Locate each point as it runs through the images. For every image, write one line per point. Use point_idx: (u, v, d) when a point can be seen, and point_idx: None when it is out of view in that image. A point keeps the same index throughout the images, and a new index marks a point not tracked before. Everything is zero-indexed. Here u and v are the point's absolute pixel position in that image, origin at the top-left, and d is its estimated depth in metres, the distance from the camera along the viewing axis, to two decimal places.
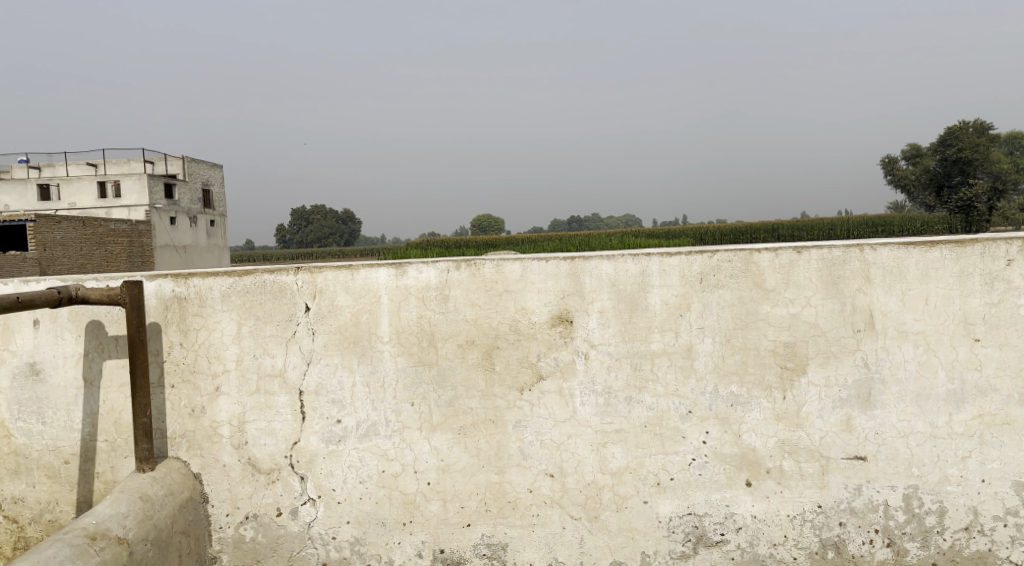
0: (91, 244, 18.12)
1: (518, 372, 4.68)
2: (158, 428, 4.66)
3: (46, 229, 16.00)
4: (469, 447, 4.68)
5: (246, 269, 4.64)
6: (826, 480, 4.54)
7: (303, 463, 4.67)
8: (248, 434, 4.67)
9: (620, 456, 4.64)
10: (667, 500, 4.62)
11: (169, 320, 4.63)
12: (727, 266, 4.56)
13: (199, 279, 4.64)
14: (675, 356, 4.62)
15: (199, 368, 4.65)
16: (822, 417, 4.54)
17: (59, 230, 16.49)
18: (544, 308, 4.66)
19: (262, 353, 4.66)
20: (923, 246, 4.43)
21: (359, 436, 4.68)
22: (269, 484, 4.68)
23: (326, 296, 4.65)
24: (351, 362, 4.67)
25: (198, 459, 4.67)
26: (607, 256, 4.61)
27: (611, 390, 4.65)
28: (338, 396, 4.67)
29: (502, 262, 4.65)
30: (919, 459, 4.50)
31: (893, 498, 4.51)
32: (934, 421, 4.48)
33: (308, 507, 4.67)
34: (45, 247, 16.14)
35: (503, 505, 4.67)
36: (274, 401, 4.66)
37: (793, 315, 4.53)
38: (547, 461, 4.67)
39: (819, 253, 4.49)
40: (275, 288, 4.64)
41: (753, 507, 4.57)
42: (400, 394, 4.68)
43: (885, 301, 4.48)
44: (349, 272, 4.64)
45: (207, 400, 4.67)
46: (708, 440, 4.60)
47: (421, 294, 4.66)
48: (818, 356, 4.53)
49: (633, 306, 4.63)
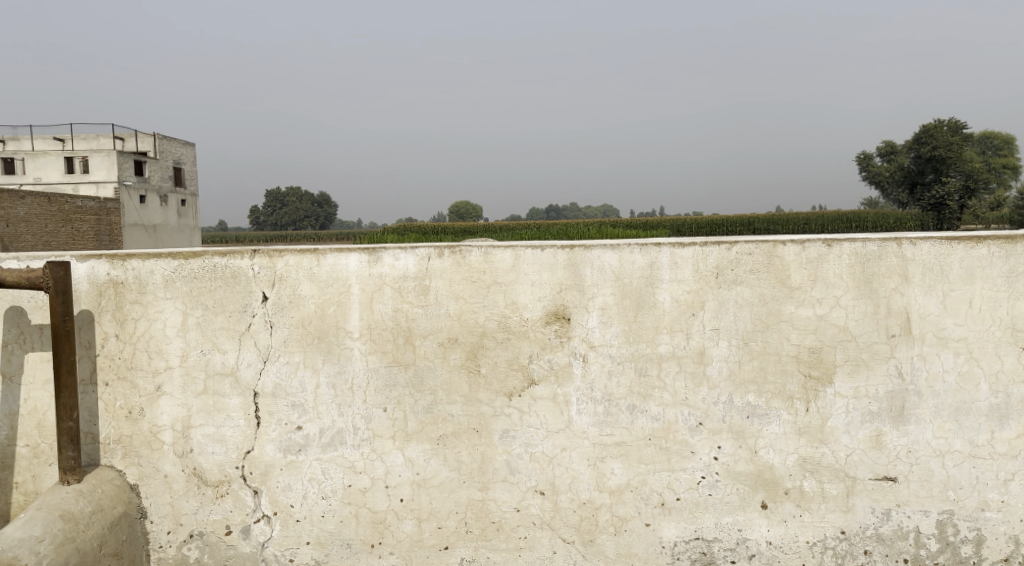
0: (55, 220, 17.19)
1: (506, 376, 4.10)
2: (88, 433, 4.01)
3: (12, 205, 15.05)
4: (449, 460, 4.10)
5: (193, 251, 4.01)
6: (851, 504, 4.02)
7: (257, 476, 4.06)
8: (194, 441, 4.04)
9: (621, 473, 4.10)
10: (671, 523, 4.08)
11: (103, 308, 3.99)
12: (747, 260, 4.01)
13: (139, 261, 3.99)
14: (685, 360, 4.07)
15: (137, 364, 4.02)
16: (848, 433, 4.02)
17: (23, 206, 15.50)
18: (538, 304, 4.08)
19: (210, 348, 4.03)
20: (969, 242, 3.91)
21: (323, 445, 4.07)
22: (217, 499, 4.06)
23: (287, 285, 4.04)
24: (315, 361, 4.06)
25: (135, 469, 4.04)
26: (611, 245, 4.04)
27: (611, 398, 4.10)
28: (298, 399, 4.06)
29: (491, 250, 4.07)
30: (955, 482, 3.99)
31: (925, 524, 4.01)
32: (973, 439, 3.98)
33: (261, 525, 4.07)
34: (11, 223, 15.18)
35: (486, 526, 4.11)
36: (225, 403, 4.04)
37: (821, 317, 4.00)
38: (537, 477, 4.10)
39: (851, 247, 3.96)
40: (227, 274, 4.02)
41: (768, 532, 4.05)
42: (371, 399, 4.08)
43: (924, 303, 3.96)
44: (314, 257, 4.03)
45: (146, 401, 4.03)
46: (720, 456, 4.07)
47: (397, 284, 4.06)
48: (846, 364, 4.01)
49: (640, 304, 4.06)
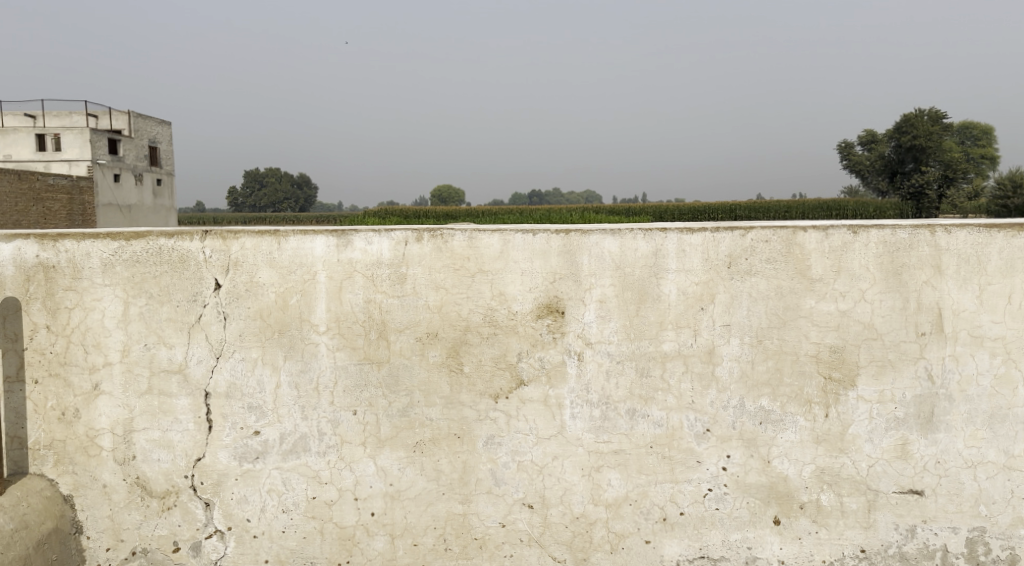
0: (27, 199, 16.48)
1: (491, 375, 3.65)
2: (14, 437, 3.55)
3: None
4: (427, 469, 3.65)
5: (136, 231, 3.53)
6: (872, 520, 3.63)
7: (208, 486, 3.60)
8: (137, 447, 3.58)
9: (618, 484, 3.67)
10: (674, 540, 3.66)
11: (32, 295, 3.51)
12: (763, 248, 3.58)
13: (74, 242, 3.51)
14: (693, 360, 3.64)
15: (72, 360, 3.55)
16: (871, 441, 3.62)
17: None
18: (529, 295, 3.62)
19: (156, 342, 3.56)
20: (1010, 230, 3.50)
21: (284, 452, 3.61)
22: (163, 512, 3.60)
23: (243, 271, 3.56)
24: (275, 357, 3.59)
25: (69, 478, 3.57)
26: (611, 230, 3.59)
27: (609, 400, 3.66)
28: (255, 400, 3.60)
29: (477, 233, 3.60)
30: (988, 496, 3.60)
31: (954, 542, 3.62)
32: (1008, 449, 3.59)
33: (213, 541, 3.61)
34: None
35: (468, 543, 3.67)
36: (172, 405, 3.58)
37: (844, 312, 3.59)
38: (525, 489, 3.66)
39: (879, 234, 3.54)
40: (175, 258, 3.54)
41: (780, 551, 3.65)
42: (339, 400, 3.62)
43: (958, 298, 3.55)
44: (274, 240, 3.55)
45: (81, 401, 3.56)
46: (729, 466, 3.66)
47: (370, 272, 3.59)
48: (871, 365, 3.60)
49: (643, 296, 3.62)
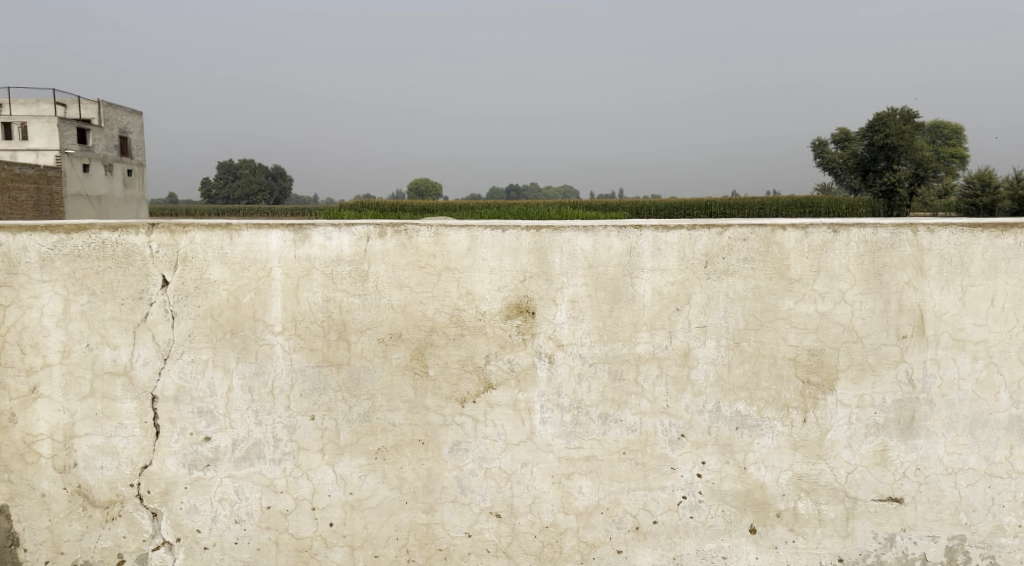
0: None
1: (458, 379, 3.47)
2: None
3: None
4: (388, 477, 3.47)
5: (78, 224, 3.31)
6: (850, 528, 3.51)
7: (155, 495, 3.39)
8: (79, 454, 3.36)
9: (589, 492, 3.52)
10: (646, 550, 3.52)
11: None
12: (741, 246, 3.44)
13: (10, 234, 3.29)
14: (667, 363, 3.50)
15: (7, 361, 3.32)
16: (850, 447, 3.50)
17: None
18: (497, 295, 3.45)
19: (99, 342, 3.34)
20: (994, 230, 3.39)
21: (237, 459, 3.41)
22: (106, 523, 3.38)
23: (192, 267, 3.35)
24: (227, 359, 3.39)
25: (5, 487, 3.35)
26: (583, 227, 3.43)
27: (580, 405, 3.50)
28: (206, 404, 3.39)
29: (443, 229, 3.42)
30: (969, 503, 3.50)
31: (933, 551, 3.51)
32: (989, 455, 3.49)
33: (161, 553, 3.40)
34: None
35: (431, 554, 3.49)
36: (116, 409, 3.37)
37: (823, 314, 3.47)
38: (492, 497, 3.50)
39: (860, 233, 3.41)
40: (119, 253, 3.32)
41: (755, 560, 3.53)
42: (296, 404, 3.42)
43: (941, 300, 3.44)
44: (227, 235, 3.34)
45: (18, 405, 3.34)
46: (704, 473, 3.52)
47: (329, 269, 3.39)
48: (851, 369, 3.48)
49: (616, 296, 3.46)
